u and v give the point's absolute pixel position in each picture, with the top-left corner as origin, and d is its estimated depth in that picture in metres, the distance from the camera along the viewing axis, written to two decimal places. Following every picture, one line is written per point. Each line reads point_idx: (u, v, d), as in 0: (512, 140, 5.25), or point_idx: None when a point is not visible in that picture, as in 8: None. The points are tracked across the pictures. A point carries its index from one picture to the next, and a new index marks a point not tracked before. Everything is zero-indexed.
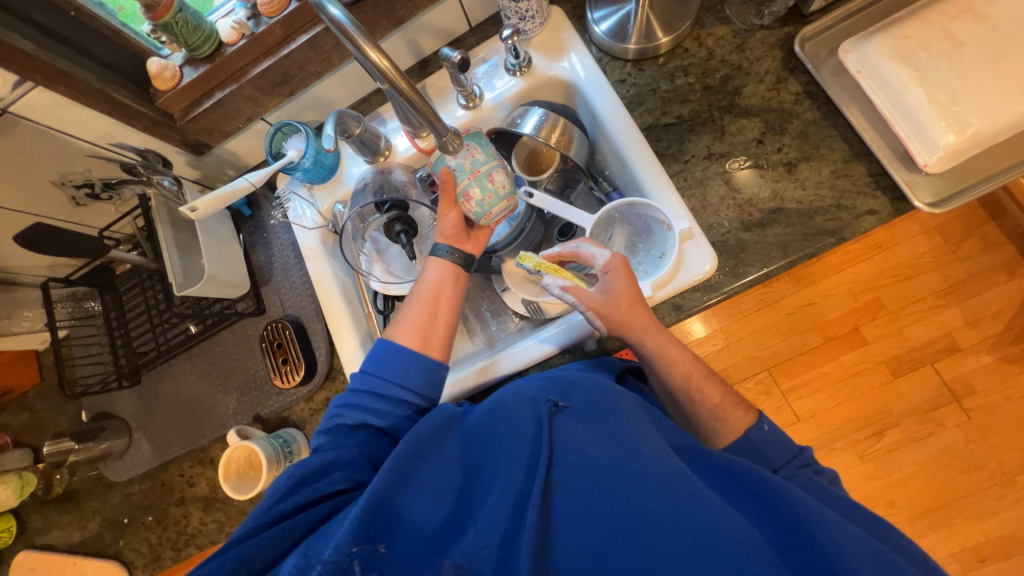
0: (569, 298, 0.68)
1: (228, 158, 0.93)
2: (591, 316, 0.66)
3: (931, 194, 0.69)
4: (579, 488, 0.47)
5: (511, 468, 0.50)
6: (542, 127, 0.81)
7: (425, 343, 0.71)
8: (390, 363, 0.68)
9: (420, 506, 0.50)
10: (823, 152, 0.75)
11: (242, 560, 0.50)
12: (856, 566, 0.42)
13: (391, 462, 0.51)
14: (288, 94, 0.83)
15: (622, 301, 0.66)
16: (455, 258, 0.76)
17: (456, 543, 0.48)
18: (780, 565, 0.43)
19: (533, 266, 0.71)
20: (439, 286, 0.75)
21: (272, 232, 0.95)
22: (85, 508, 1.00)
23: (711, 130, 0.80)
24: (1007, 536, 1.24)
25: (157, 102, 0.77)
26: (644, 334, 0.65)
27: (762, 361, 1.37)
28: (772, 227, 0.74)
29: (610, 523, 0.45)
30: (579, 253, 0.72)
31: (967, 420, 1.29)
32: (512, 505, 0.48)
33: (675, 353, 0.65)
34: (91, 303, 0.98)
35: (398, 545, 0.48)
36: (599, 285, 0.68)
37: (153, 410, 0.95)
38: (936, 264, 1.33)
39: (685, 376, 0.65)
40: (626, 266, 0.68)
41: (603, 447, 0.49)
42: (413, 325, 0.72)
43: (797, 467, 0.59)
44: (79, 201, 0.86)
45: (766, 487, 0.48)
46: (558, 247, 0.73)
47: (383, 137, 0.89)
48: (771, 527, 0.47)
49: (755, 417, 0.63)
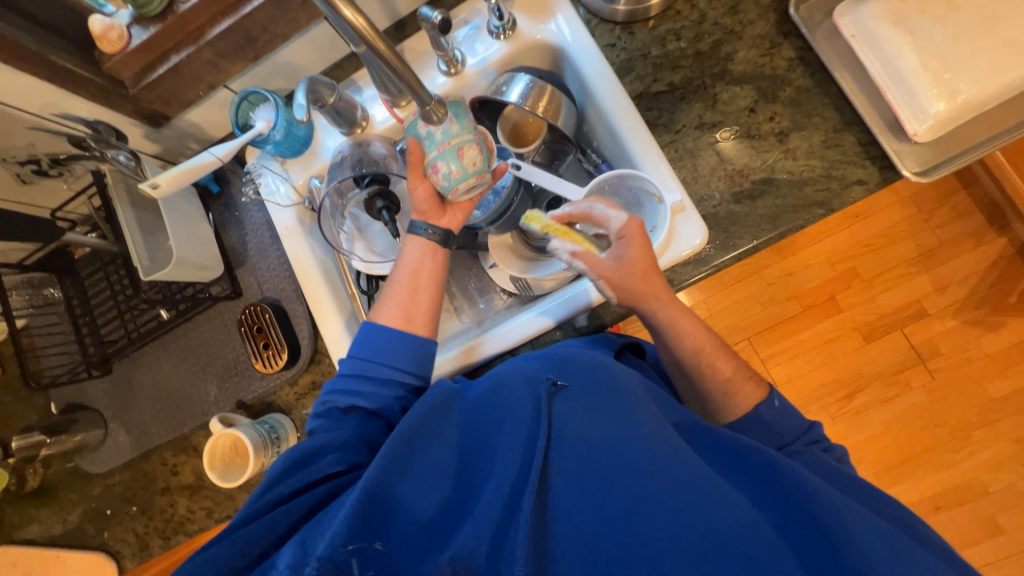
0: (580, 264, 0.66)
1: (191, 130, 0.86)
2: (602, 285, 0.65)
3: (919, 162, 0.69)
4: (579, 472, 0.47)
5: (508, 454, 0.49)
6: (529, 95, 0.77)
7: (408, 321, 0.68)
8: (373, 344, 0.66)
9: (415, 495, 0.49)
10: (815, 121, 0.74)
11: (241, 545, 0.49)
12: (859, 543, 0.44)
13: (386, 450, 0.50)
14: (252, 59, 0.77)
15: (636, 270, 0.64)
16: (432, 234, 0.73)
17: (453, 533, 0.48)
18: (778, 541, 0.45)
19: (540, 227, 0.70)
20: (418, 262, 0.73)
21: (244, 210, 0.90)
22: (64, 501, 0.97)
23: (703, 98, 0.77)
24: (963, 486, 1.34)
25: (105, 67, 0.70)
26: (655, 303, 0.64)
27: (744, 330, 1.40)
28: (762, 198, 0.74)
29: (611, 505, 0.45)
30: (592, 214, 0.69)
31: (931, 381, 1.36)
32: (510, 490, 0.48)
33: (688, 324, 0.65)
34: (51, 290, 0.91)
35: (394, 539, 0.46)
36: (613, 252, 0.65)
37: (128, 400, 0.91)
38: (910, 232, 1.36)
39: (696, 348, 0.65)
40: (642, 232, 0.65)
41: (602, 429, 0.50)
42: (394, 303, 0.69)
43: (805, 444, 0.61)
44: (25, 177, 0.79)
45: (767, 461, 0.50)
46: (569, 208, 0.71)
47: (360, 107, 0.83)
48: (772, 506, 0.48)
49: (766, 392, 0.65)
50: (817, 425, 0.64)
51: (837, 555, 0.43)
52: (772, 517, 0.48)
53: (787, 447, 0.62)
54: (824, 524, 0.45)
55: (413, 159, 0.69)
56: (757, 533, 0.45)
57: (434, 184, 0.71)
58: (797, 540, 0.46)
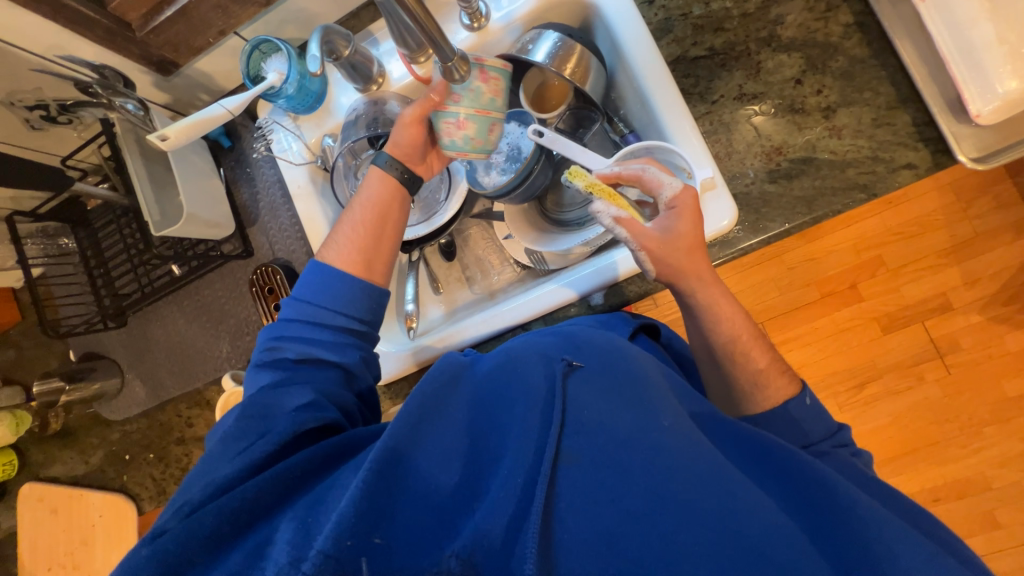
0: (622, 232, 0.62)
1: (201, 80, 0.83)
2: (643, 256, 0.62)
3: (977, 148, 0.64)
4: (594, 464, 0.46)
5: (521, 439, 0.49)
6: (555, 55, 0.72)
7: (365, 266, 0.69)
8: (329, 288, 0.66)
9: (424, 479, 0.48)
10: (867, 97, 0.68)
11: (227, 515, 0.46)
12: (884, 551, 0.43)
13: (393, 428, 0.49)
14: (264, 4, 0.72)
15: (682, 245, 0.62)
16: (396, 172, 0.73)
17: (463, 520, 0.47)
18: (806, 544, 0.44)
19: (584, 184, 0.64)
20: (378, 204, 0.72)
21: (255, 167, 0.87)
22: (85, 444, 1.01)
23: (745, 66, 0.71)
24: (966, 481, 1.33)
25: (110, 7, 0.66)
26: (696, 282, 0.62)
27: (759, 315, 1.37)
28: (799, 178, 0.69)
29: (628, 502, 0.44)
30: (643, 177, 0.65)
31: (947, 376, 1.33)
32: (524, 480, 0.46)
33: (726, 307, 0.63)
34: (65, 240, 0.91)
35: (395, 531, 0.45)
36: (659, 222, 0.63)
37: (143, 352, 0.92)
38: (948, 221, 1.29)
39: (733, 335, 0.63)
40: (694, 205, 0.63)
41: (620, 419, 0.49)
42: (351, 245, 0.69)
43: (833, 445, 0.59)
44: (34, 124, 0.76)
45: (791, 463, 0.49)
46: (617, 168, 0.67)
47: (376, 61, 0.79)
48: (800, 512, 0.47)
49: (799, 389, 0.62)
50: (847, 428, 0.61)
51: (873, 558, 0.43)
52: (803, 522, 0.46)
53: (812, 446, 0.59)
54: (864, 532, 0.44)
55: (437, 106, 0.64)
56: (784, 535, 0.43)
57: (443, 134, 0.66)
58: (830, 543, 0.44)
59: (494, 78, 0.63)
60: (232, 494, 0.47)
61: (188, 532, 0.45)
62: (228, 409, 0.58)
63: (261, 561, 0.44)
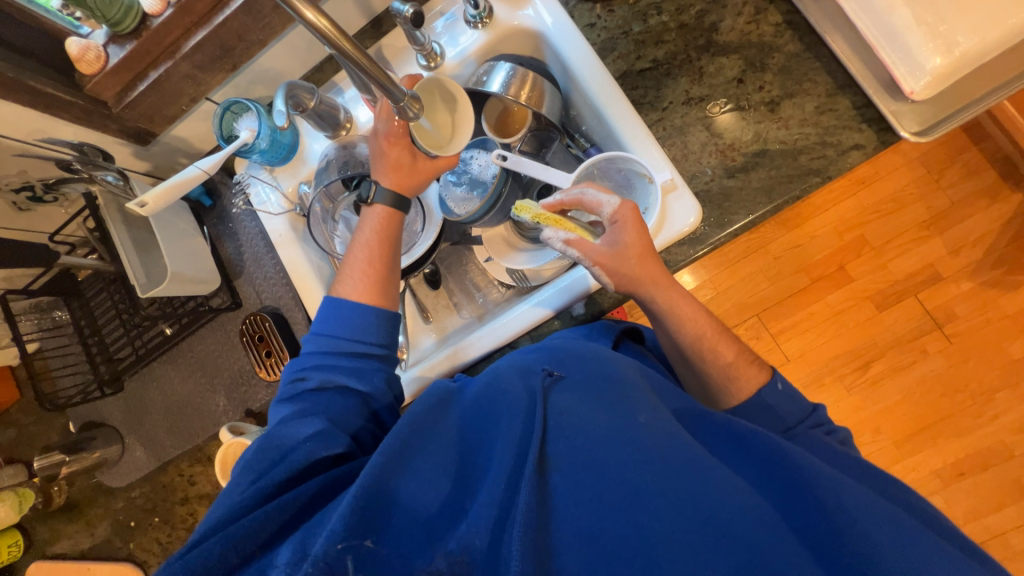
0: (574, 252, 0.66)
1: (178, 145, 0.87)
2: (598, 271, 0.66)
3: (917, 122, 0.67)
4: (576, 464, 0.48)
5: (504, 449, 0.50)
6: (511, 84, 0.76)
7: (378, 295, 0.70)
8: (344, 321, 0.67)
9: (415, 496, 0.49)
10: (807, 87, 0.71)
11: (231, 543, 0.46)
12: (864, 529, 0.45)
13: (383, 446, 0.50)
14: (230, 69, 0.76)
15: (633, 254, 0.64)
16: (388, 199, 0.73)
17: (450, 531, 0.48)
18: (782, 531, 0.45)
19: (531, 217, 0.71)
20: (379, 232, 0.73)
21: (237, 221, 0.90)
22: (90, 515, 1.00)
23: (689, 72, 0.75)
24: (986, 450, 1.31)
25: (85, 89, 0.70)
26: (654, 288, 0.65)
27: (751, 306, 1.38)
28: (756, 170, 0.72)
29: (606, 498, 0.46)
30: (584, 199, 0.69)
31: (949, 346, 1.32)
32: (505, 487, 0.48)
33: (687, 309, 0.65)
34: (58, 312, 0.93)
35: (387, 537, 0.46)
36: (606, 237, 0.66)
37: (142, 415, 0.93)
38: (919, 195, 1.33)
39: (697, 334, 0.65)
40: (636, 216, 0.66)
41: (599, 419, 0.51)
42: (363, 279, 0.70)
43: (809, 426, 0.62)
44: (21, 205, 0.80)
45: (766, 448, 0.51)
46: (560, 195, 0.70)
47: (342, 108, 0.83)
48: (773, 494, 0.49)
49: (768, 375, 0.65)
50: (821, 408, 0.64)
51: (834, 527, 0.45)
52: (773, 501, 0.49)
53: (791, 430, 0.62)
54: (828, 506, 0.46)
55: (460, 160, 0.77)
56: (757, 519, 0.45)
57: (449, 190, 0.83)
58: (802, 524, 0.47)
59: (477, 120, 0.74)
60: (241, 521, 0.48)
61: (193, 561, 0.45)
62: (248, 444, 0.59)
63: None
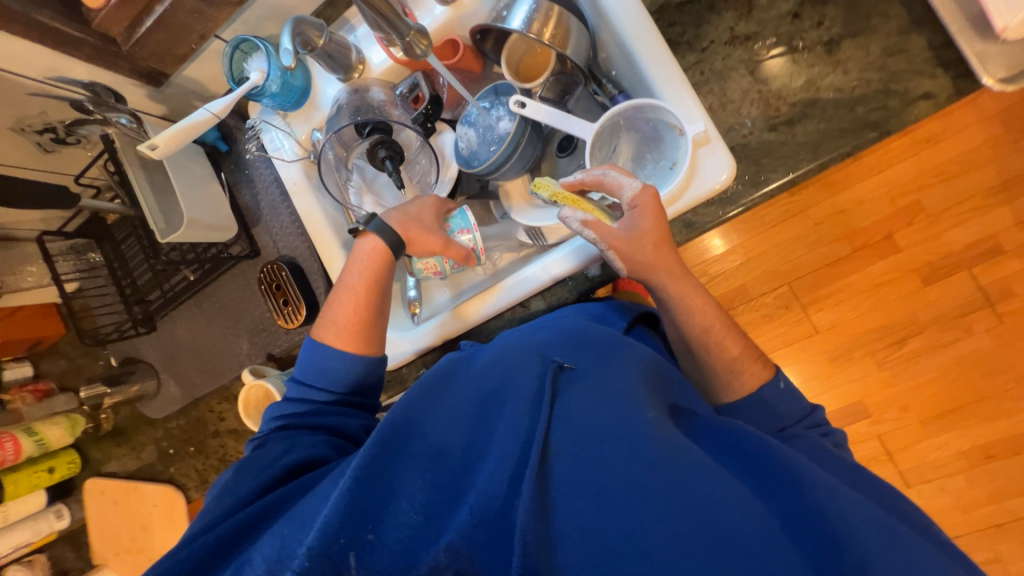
0: (590, 234, 0.63)
1: (191, 87, 0.86)
2: (611, 254, 0.62)
3: (1006, 67, 0.58)
4: (579, 457, 0.47)
5: (508, 434, 0.50)
6: (533, 20, 0.69)
7: (361, 341, 0.69)
8: (327, 367, 0.68)
9: (414, 475, 0.49)
10: (876, 22, 0.62)
11: (212, 548, 0.48)
12: (863, 544, 0.43)
13: (383, 425, 0.51)
14: (238, 3, 0.72)
15: (647, 242, 0.62)
16: (386, 237, 0.72)
17: (449, 519, 0.47)
18: (782, 541, 0.43)
19: (549, 194, 0.67)
20: (360, 281, 0.72)
21: (252, 167, 0.89)
22: (134, 441, 1.10)
23: (736, 5, 0.66)
24: (1020, 435, 1.24)
25: (93, 24, 0.67)
26: (665, 276, 0.62)
27: (783, 275, 1.30)
28: (802, 123, 0.64)
29: (611, 495, 0.45)
30: (605, 181, 0.65)
31: (999, 325, 1.23)
32: (510, 477, 0.47)
33: (697, 301, 0.63)
34: (91, 255, 0.98)
35: (387, 529, 0.47)
36: (624, 222, 0.62)
37: (173, 354, 0.98)
38: (994, 157, 1.18)
39: (704, 326, 0.63)
40: (656, 203, 0.62)
41: (604, 411, 0.50)
42: (345, 323, 0.70)
43: (805, 428, 0.61)
44: (46, 147, 0.81)
45: (763, 450, 0.50)
46: (581, 175, 0.67)
47: (354, 49, 0.79)
48: (773, 500, 0.47)
49: (771, 374, 0.63)
50: (819, 409, 0.63)
51: (835, 540, 0.43)
52: (774, 510, 0.46)
53: (786, 429, 0.61)
54: (826, 513, 0.44)
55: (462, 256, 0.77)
56: (761, 527, 0.44)
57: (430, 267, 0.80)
58: (797, 534, 0.45)
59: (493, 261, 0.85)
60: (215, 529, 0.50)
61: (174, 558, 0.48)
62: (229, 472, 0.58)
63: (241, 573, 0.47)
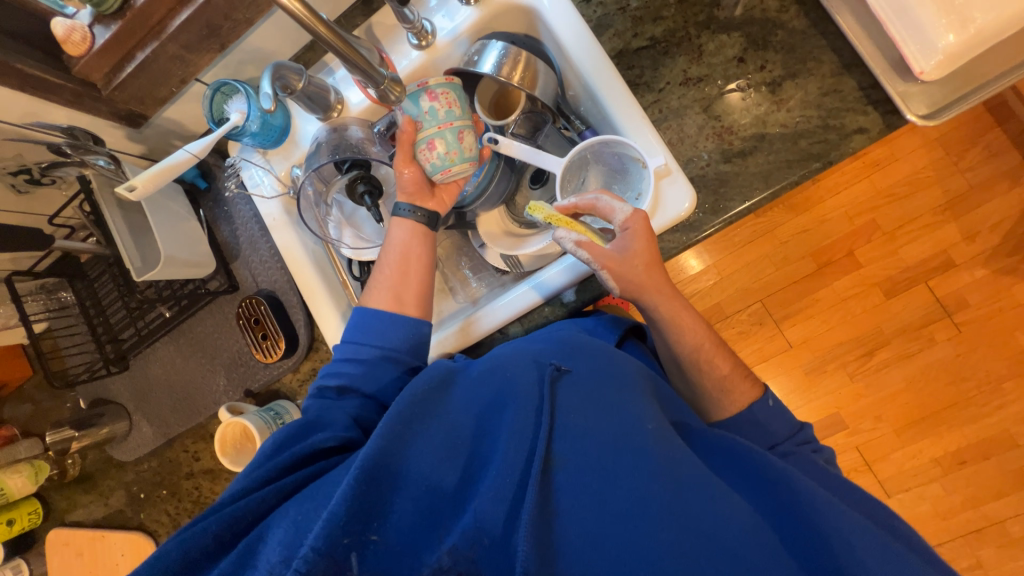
0: (583, 254, 0.65)
1: (171, 127, 0.87)
2: (604, 275, 0.65)
3: (926, 105, 0.64)
4: (581, 466, 0.49)
5: (510, 444, 0.50)
6: (503, 64, 0.73)
7: (400, 303, 0.71)
8: (368, 328, 0.69)
9: (416, 481, 0.50)
10: (811, 66, 0.68)
11: (227, 522, 0.49)
12: (861, 556, 0.45)
13: (384, 427, 0.51)
14: (219, 49, 0.75)
15: (638, 262, 0.64)
16: (418, 217, 0.75)
17: (451, 524, 0.49)
18: (777, 549, 0.46)
19: (544, 217, 0.68)
20: (406, 247, 0.74)
21: (231, 204, 0.91)
22: (101, 487, 1.05)
23: (688, 50, 0.72)
24: (987, 439, 1.29)
25: (74, 70, 0.69)
26: (657, 296, 0.65)
27: (755, 292, 1.35)
28: (754, 155, 0.70)
29: (612, 506, 0.46)
30: (597, 206, 0.68)
31: (957, 334, 1.29)
32: (513, 488, 0.48)
33: (687, 318, 0.66)
34: (63, 294, 0.97)
35: (389, 529, 0.48)
36: (616, 243, 0.66)
37: (147, 393, 0.96)
38: (937, 178, 1.28)
39: (695, 344, 0.66)
40: (647, 226, 0.65)
41: (605, 424, 0.51)
42: (385, 286, 0.72)
43: (797, 443, 0.65)
44: (21, 187, 0.81)
45: (760, 463, 0.52)
46: (574, 199, 0.70)
47: (333, 89, 0.82)
48: (773, 511, 0.49)
49: (760, 391, 0.66)
50: (809, 426, 0.67)
51: (831, 548, 0.45)
52: (771, 521, 0.49)
53: (779, 446, 0.64)
54: (826, 532, 0.46)
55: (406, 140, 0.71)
56: (758, 537, 0.46)
57: (424, 163, 0.71)
58: (798, 545, 0.47)
59: (448, 97, 0.69)
60: (235, 503, 0.50)
61: (190, 539, 0.48)
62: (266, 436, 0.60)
63: (251, 558, 0.47)
